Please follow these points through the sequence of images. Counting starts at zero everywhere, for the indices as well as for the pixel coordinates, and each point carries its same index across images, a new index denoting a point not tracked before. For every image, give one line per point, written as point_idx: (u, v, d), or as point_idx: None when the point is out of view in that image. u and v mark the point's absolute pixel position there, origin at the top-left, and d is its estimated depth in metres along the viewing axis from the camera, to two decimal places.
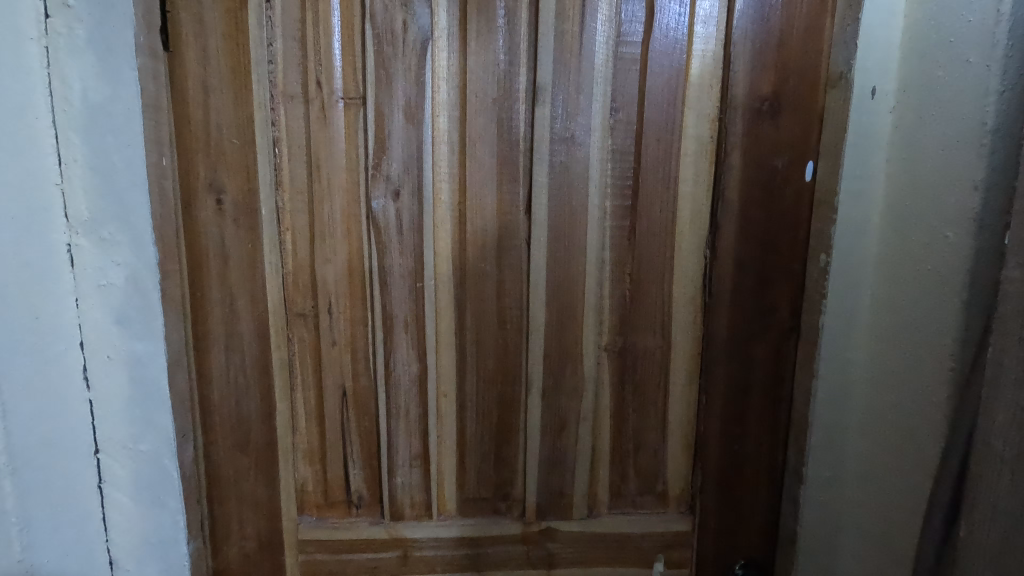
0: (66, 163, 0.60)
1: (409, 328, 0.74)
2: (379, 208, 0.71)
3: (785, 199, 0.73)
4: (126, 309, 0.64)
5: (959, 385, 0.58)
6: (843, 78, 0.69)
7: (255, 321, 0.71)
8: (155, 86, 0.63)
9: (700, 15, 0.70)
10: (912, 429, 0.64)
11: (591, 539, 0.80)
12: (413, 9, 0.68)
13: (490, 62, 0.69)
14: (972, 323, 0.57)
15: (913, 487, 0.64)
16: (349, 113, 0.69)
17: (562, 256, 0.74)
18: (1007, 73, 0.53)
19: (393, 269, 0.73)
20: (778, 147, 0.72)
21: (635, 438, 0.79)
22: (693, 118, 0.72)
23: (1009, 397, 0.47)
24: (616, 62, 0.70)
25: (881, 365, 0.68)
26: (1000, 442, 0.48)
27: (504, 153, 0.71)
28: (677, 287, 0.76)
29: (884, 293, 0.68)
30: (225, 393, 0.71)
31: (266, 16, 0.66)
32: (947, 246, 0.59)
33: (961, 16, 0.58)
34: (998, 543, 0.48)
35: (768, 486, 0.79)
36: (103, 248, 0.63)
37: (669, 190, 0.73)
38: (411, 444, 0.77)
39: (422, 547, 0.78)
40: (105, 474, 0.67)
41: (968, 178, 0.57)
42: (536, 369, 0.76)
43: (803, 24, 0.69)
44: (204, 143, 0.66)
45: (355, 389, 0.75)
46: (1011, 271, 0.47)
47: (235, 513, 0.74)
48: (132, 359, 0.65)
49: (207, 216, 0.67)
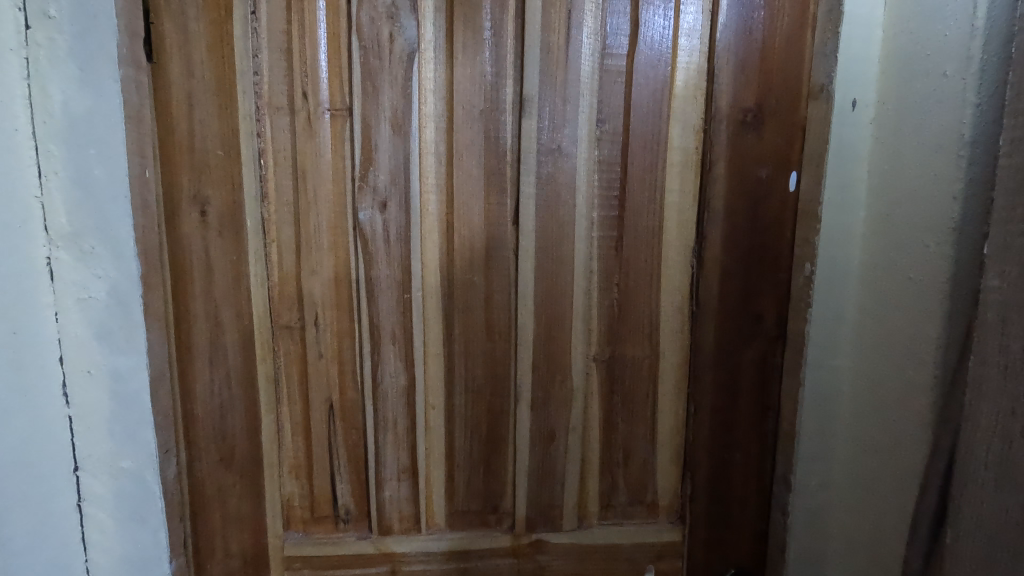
0: (46, 175, 0.57)
1: (396, 339, 0.74)
2: (365, 219, 0.71)
3: (769, 209, 0.73)
4: (108, 323, 0.62)
5: (943, 393, 0.59)
6: (824, 91, 0.70)
7: (240, 334, 0.70)
8: (138, 97, 0.62)
9: (684, 28, 0.71)
10: (899, 436, 0.64)
11: (581, 551, 0.79)
12: (400, 22, 0.68)
13: (476, 74, 0.70)
14: (954, 330, 0.58)
15: (898, 495, 0.64)
16: (336, 124, 0.69)
17: (549, 267, 0.74)
18: (982, 86, 0.54)
19: (380, 280, 0.72)
20: (762, 158, 0.73)
21: (624, 448, 0.79)
22: (678, 129, 0.73)
23: (991, 404, 0.47)
24: (602, 74, 0.71)
25: (867, 372, 0.69)
26: (983, 450, 0.48)
27: (491, 164, 0.72)
28: (665, 297, 0.76)
29: (868, 301, 0.69)
30: (209, 408, 0.70)
31: (251, 28, 0.67)
32: (929, 255, 0.60)
33: (938, 30, 0.59)
34: (982, 548, 0.48)
35: (758, 495, 0.79)
36: (85, 262, 0.60)
37: (655, 200, 0.74)
38: (398, 457, 0.76)
39: (411, 562, 0.77)
40: (84, 492, 0.64)
41: (948, 188, 0.58)
42: (524, 380, 0.76)
43: (785, 36, 0.71)
44: (188, 153, 0.66)
45: (342, 402, 0.74)
46: (990, 279, 0.48)
47: (218, 530, 0.72)
48: (114, 374, 0.63)
49: (191, 228, 0.67)
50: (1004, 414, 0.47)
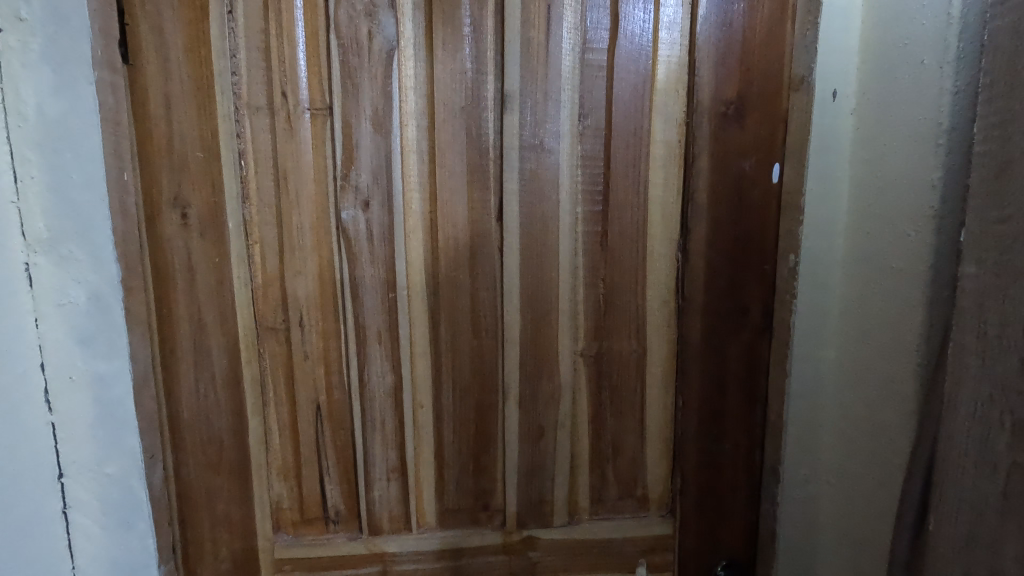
0: (23, 180, 0.56)
1: (382, 338, 0.73)
2: (348, 219, 0.70)
3: (753, 200, 0.73)
4: (90, 327, 0.61)
5: (926, 381, 0.59)
6: (804, 82, 0.70)
7: (224, 337, 0.70)
8: (115, 100, 0.62)
9: (664, 21, 0.71)
10: (885, 424, 0.65)
11: (573, 546, 0.79)
12: (378, 19, 0.67)
13: (456, 71, 0.69)
14: (936, 318, 0.58)
15: (886, 484, 0.65)
16: (316, 124, 0.69)
17: (534, 263, 0.74)
18: (958, 74, 0.55)
19: (365, 279, 0.72)
20: (744, 149, 0.72)
21: (613, 442, 0.79)
22: (660, 123, 0.73)
23: (970, 391, 0.48)
24: (583, 69, 0.71)
25: (853, 362, 0.69)
26: (962, 435, 0.49)
27: (473, 161, 0.71)
28: (650, 291, 0.76)
29: (853, 290, 0.69)
30: (194, 411, 0.70)
31: (228, 27, 0.66)
32: (910, 243, 0.60)
33: (915, 19, 0.60)
34: (965, 534, 0.48)
35: (747, 487, 0.79)
36: (65, 267, 0.59)
37: (639, 195, 0.74)
38: (387, 456, 0.76)
39: (402, 561, 0.77)
40: (70, 499, 0.63)
41: (927, 178, 0.58)
42: (512, 377, 0.76)
43: (766, 28, 0.70)
44: (167, 155, 0.65)
45: (330, 402, 0.74)
46: (967, 267, 0.48)
47: (207, 534, 0.72)
48: (96, 378, 0.62)
49: (172, 230, 0.66)
50: (983, 401, 0.47)
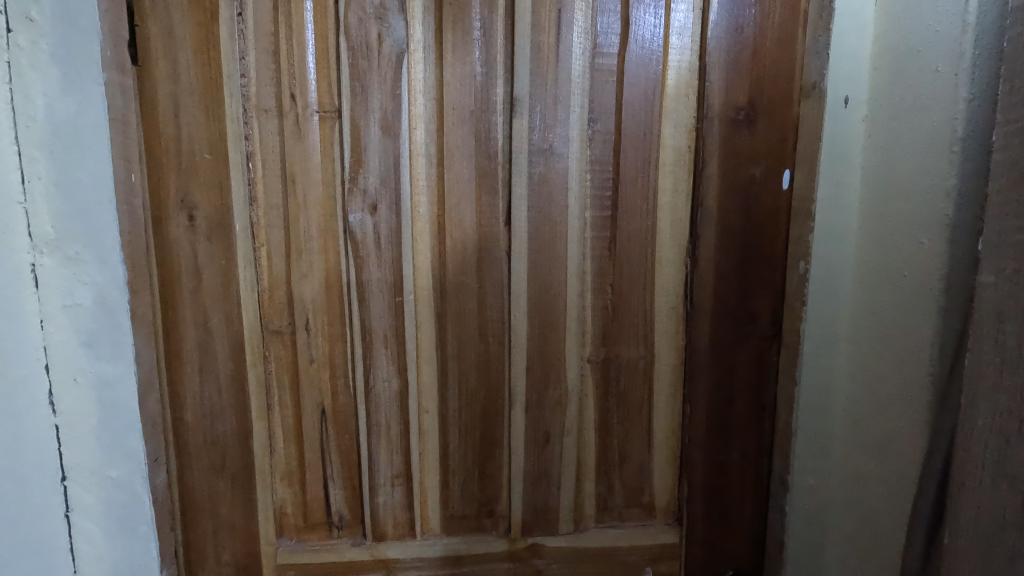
0: (30, 181, 0.56)
1: (388, 342, 0.73)
2: (356, 221, 0.70)
3: (762, 205, 0.73)
4: (95, 329, 0.61)
5: (939, 390, 0.58)
6: (815, 88, 0.69)
7: (230, 340, 0.69)
8: (123, 100, 0.62)
9: (676, 25, 0.71)
10: (896, 432, 0.64)
11: (578, 554, 0.79)
12: (388, 22, 0.67)
13: (466, 74, 0.69)
14: (949, 326, 0.57)
15: (897, 492, 0.64)
16: (325, 126, 0.68)
17: (542, 269, 0.73)
18: (974, 82, 0.54)
19: (371, 281, 0.71)
20: (755, 155, 0.72)
21: (621, 449, 0.78)
22: (670, 127, 0.72)
23: (986, 402, 0.47)
24: (593, 73, 0.71)
25: (863, 370, 0.69)
26: (979, 447, 0.48)
27: (482, 166, 0.71)
28: (658, 297, 0.75)
29: (862, 298, 0.69)
30: (199, 414, 0.69)
31: (238, 30, 0.65)
32: (923, 251, 0.60)
33: (929, 26, 0.59)
34: (980, 546, 0.48)
35: (756, 495, 0.79)
36: (70, 268, 0.59)
37: (648, 201, 0.73)
38: (392, 462, 0.75)
39: (405, 567, 0.76)
40: (71, 500, 0.63)
41: (941, 185, 0.57)
42: (518, 382, 0.75)
43: (777, 33, 0.70)
44: (175, 157, 0.65)
45: (334, 407, 0.73)
46: (986, 275, 0.47)
47: (210, 539, 0.72)
48: (100, 381, 0.62)
49: (179, 233, 0.66)
50: (1000, 412, 0.46)
